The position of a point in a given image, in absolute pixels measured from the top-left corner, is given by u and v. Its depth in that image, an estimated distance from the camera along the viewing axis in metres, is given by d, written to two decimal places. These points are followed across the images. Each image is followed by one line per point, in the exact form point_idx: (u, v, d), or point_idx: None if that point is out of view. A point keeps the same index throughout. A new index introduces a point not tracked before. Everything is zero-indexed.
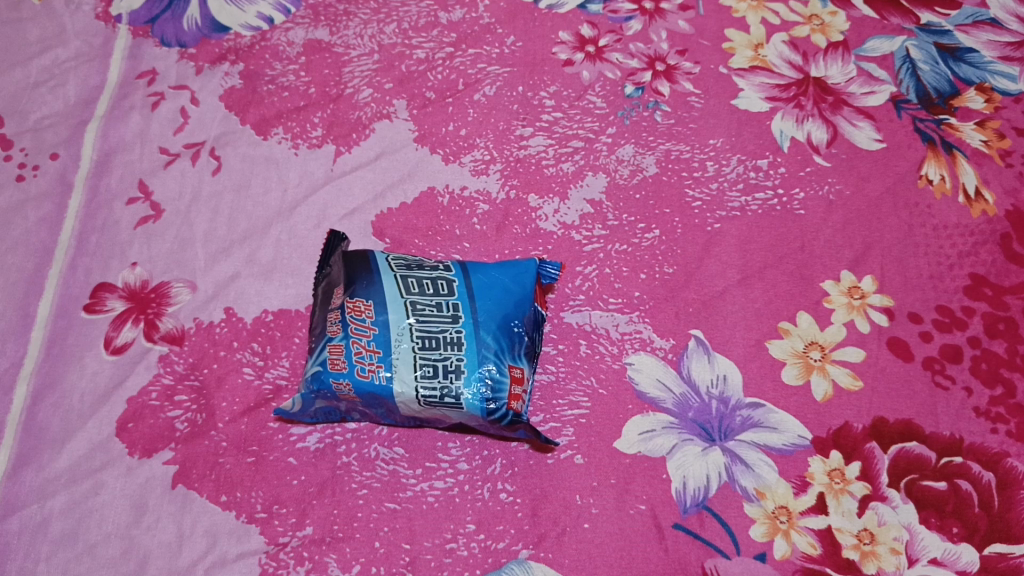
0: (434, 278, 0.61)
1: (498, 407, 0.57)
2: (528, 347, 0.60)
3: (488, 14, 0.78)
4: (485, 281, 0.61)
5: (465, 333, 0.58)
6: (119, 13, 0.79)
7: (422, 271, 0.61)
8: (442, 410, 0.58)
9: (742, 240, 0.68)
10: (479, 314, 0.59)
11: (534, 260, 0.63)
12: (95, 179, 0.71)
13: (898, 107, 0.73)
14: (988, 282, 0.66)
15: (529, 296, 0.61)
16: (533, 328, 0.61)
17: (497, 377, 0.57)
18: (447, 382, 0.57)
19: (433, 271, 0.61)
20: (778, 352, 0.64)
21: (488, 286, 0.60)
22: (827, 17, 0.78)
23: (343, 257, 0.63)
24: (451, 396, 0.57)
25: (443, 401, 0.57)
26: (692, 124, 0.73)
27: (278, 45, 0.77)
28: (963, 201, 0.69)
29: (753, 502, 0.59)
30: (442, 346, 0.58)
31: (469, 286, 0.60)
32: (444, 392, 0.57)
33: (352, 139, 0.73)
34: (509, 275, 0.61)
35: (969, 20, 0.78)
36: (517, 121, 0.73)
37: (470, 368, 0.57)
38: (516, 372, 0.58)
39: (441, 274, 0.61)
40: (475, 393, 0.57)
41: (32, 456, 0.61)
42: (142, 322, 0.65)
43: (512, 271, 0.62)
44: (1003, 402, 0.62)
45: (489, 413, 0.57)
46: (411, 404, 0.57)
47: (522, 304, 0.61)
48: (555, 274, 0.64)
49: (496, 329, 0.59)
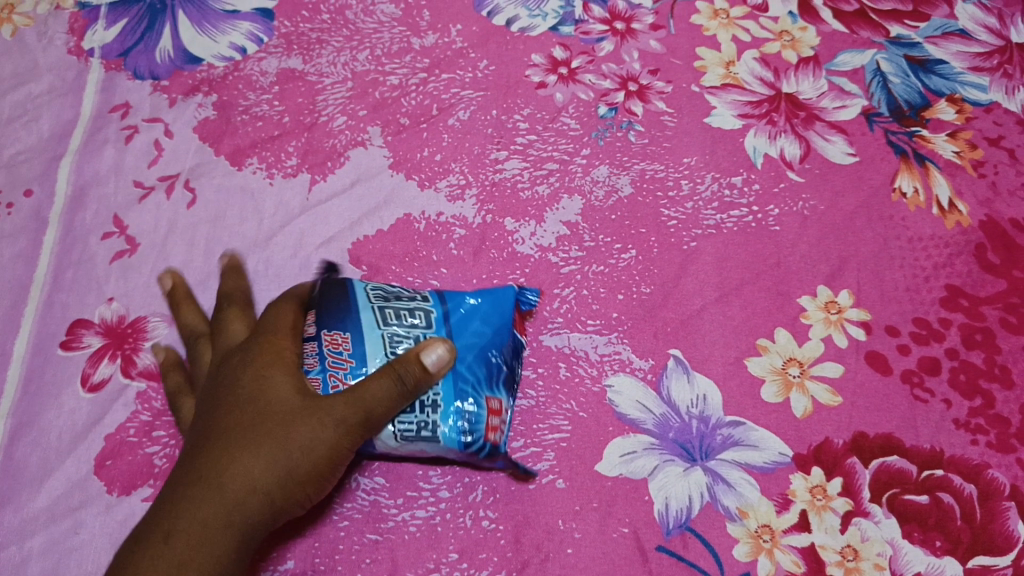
0: (413, 310, 0.61)
1: (476, 441, 0.57)
2: (506, 377, 0.60)
3: (460, 39, 0.78)
4: (463, 314, 0.61)
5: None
6: (91, 46, 0.79)
7: (398, 303, 0.61)
8: (419, 445, 0.57)
9: (718, 258, 0.68)
10: (457, 344, 0.59)
11: (513, 286, 0.63)
12: (69, 215, 0.71)
13: (870, 121, 0.74)
14: (964, 293, 0.66)
15: (507, 324, 0.62)
16: (511, 357, 0.61)
17: (474, 410, 0.57)
18: (422, 417, 0.56)
19: (410, 303, 0.61)
20: (757, 369, 0.64)
21: (466, 317, 0.61)
22: (797, 32, 0.78)
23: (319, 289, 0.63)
24: (429, 430, 0.56)
25: (419, 435, 0.57)
26: (666, 142, 0.73)
27: (251, 75, 0.77)
28: (937, 212, 0.70)
29: (735, 522, 0.59)
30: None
31: (447, 317, 0.61)
32: (421, 424, 0.56)
33: (327, 168, 0.73)
34: (486, 303, 0.62)
35: (938, 32, 0.78)
36: (492, 145, 0.73)
37: (447, 400, 0.57)
38: (492, 403, 0.58)
39: (420, 305, 0.61)
40: (453, 426, 0.57)
41: (10, 496, 0.61)
42: (119, 358, 0.65)
43: (490, 301, 0.62)
44: (982, 413, 0.62)
45: (466, 445, 0.57)
46: (387, 441, 0.57)
47: (500, 333, 0.61)
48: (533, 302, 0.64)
49: (471, 360, 0.59)
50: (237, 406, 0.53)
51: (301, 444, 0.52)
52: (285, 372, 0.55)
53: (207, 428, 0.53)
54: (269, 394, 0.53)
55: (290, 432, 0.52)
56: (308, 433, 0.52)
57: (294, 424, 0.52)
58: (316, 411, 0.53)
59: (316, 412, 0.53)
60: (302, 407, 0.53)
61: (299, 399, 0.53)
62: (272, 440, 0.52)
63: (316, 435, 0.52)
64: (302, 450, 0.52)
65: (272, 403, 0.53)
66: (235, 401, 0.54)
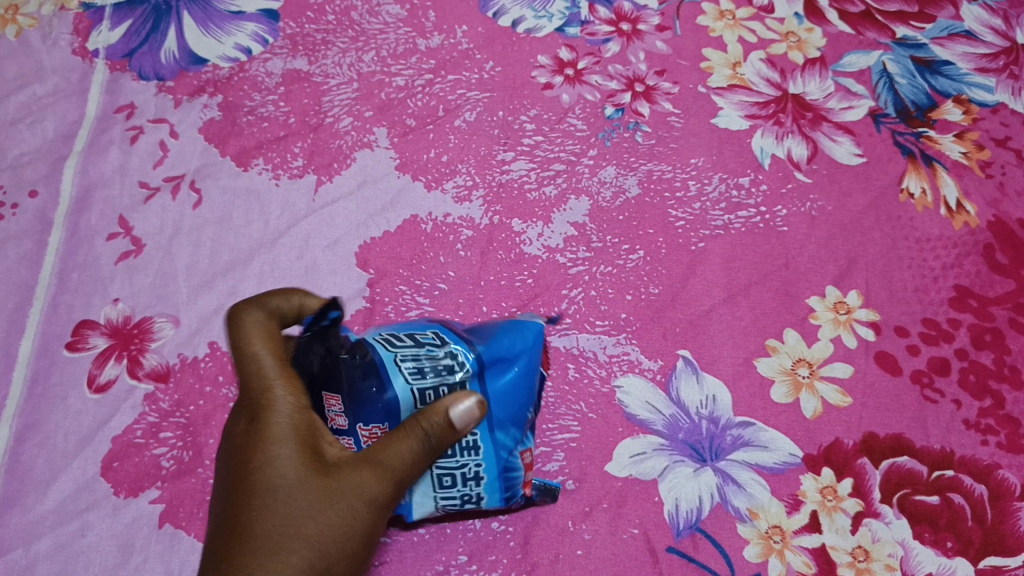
0: (441, 374, 0.50)
1: (518, 498, 0.55)
2: (536, 416, 0.56)
3: (466, 40, 0.78)
4: (495, 356, 0.52)
5: (480, 436, 0.51)
6: (96, 47, 0.78)
7: (423, 365, 0.50)
8: (458, 507, 0.55)
9: (726, 258, 0.68)
10: (498, 402, 0.52)
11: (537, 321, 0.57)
12: (75, 216, 0.71)
13: (877, 122, 0.74)
14: (972, 293, 0.66)
15: (537, 359, 0.54)
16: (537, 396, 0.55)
17: (513, 475, 0.54)
18: (466, 490, 0.53)
19: (437, 360, 0.51)
20: (766, 369, 0.64)
21: (499, 362, 0.52)
22: (803, 33, 0.78)
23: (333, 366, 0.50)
24: (473, 500, 0.54)
25: (464, 504, 0.54)
26: (673, 143, 0.73)
27: (257, 76, 0.77)
28: (945, 213, 0.70)
29: (746, 522, 0.59)
30: (459, 453, 0.51)
31: (482, 368, 0.51)
32: (464, 497, 0.53)
33: (333, 169, 0.72)
34: (516, 343, 0.54)
35: (944, 33, 0.78)
36: (498, 146, 0.73)
37: (491, 473, 0.53)
38: (529, 454, 0.55)
39: (450, 364, 0.51)
40: (496, 495, 0.54)
41: (17, 499, 0.60)
42: (125, 359, 0.65)
43: (520, 340, 0.54)
44: (992, 414, 0.62)
45: (508, 503, 0.55)
46: (427, 510, 0.53)
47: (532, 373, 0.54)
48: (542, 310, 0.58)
49: (512, 418, 0.52)
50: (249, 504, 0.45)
51: (330, 548, 0.44)
52: (293, 446, 0.46)
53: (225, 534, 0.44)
54: (280, 486, 0.45)
55: (317, 542, 0.44)
56: (335, 532, 0.45)
57: (318, 527, 0.44)
58: (339, 502, 0.45)
59: (336, 503, 0.45)
60: (320, 495, 0.45)
61: (316, 484, 0.45)
62: (301, 569, 0.43)
63: (345, 534, 0.45)
64: (332, 560, 0.44)
65: (285, 502, 0.44)
66: (243, 524, 0.44)
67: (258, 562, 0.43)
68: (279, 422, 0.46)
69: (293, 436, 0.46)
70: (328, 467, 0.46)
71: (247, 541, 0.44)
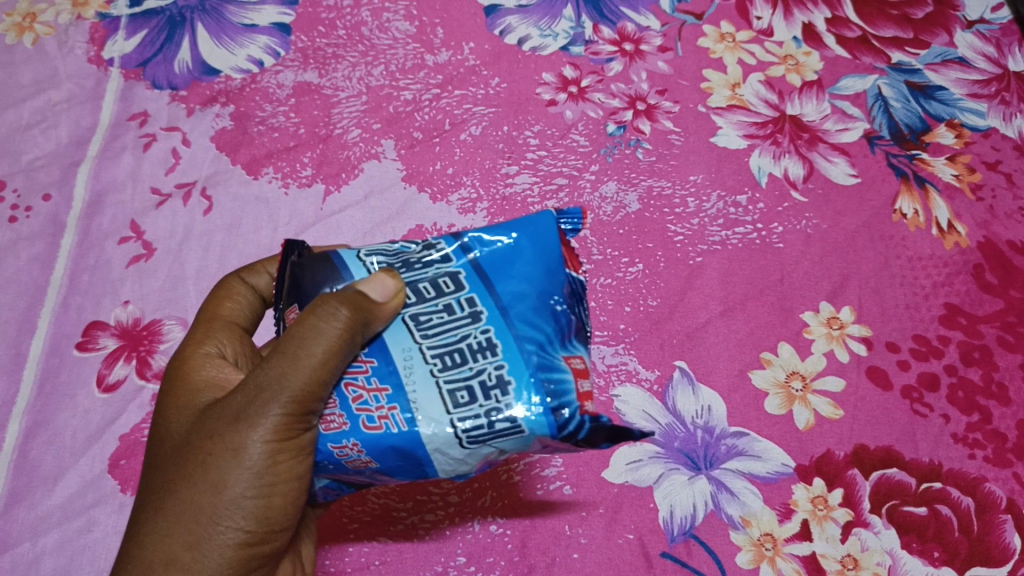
0: (433, 277, 0.47)
1: (571, 414, 0.42)
2: (577, 327, 0.46)
3: (473, 57, 0.80)
4: (495, 257, 0.47)
5: (494, 333, 0.44)
6: (111, 56, 0.80)
7: (409, 274, 0.47)
8: (494, 445, 0.42)
9: (724, 273, 0.69)
10: (504, 300, 0.45)
11: (551, 212, 0.48)
12: (87, 219, 0.73)
13: (872, 143, 0.76)
14: (962, 311, 0.68)
15: (559, 259, 0.47)
16: (575, 303, 0.47)
17: (555, 376, 0.43)
18: (489, 403, 0.42)
19: (428, 268, 0.47)
20: (761, 381, 0.65)
21: (500, 261, 0.47)
22: (801, 57, 0.80)
23: (291, 279, 0.48)
24: (503, 419, 0.41)
25: (493, 431, 0.42)
26: (673, 161, 0.75)
27: (267, 87, 0.78)
28: (936, 233, 0.71)
29: (739, 530, 0.60)
30: (470, 358, 0.43)
31: (479, 270, 0.46)
32: (490, 415, 0.42)
33: (342, 179, 0.74)
34: (524, 236, 0.47)
35: (938, 59, 0.80)
36: (502, 160, 0.75)
37: (518, 374, 0.42)
38: (574, 362, 0.45)
39: (442, 269, 0.47)
40: (533, 407, 0.41)
41: (24, 494, 0.62)
42: (134, 360, 0.67)
43: (530, 231, 0.47)
44: (979, 428, 0.64)
45: (559, 428, 0.41)
46: (450, 449, 0.42)
47: (554, 272, 0.46)
48: (578, 220, 0.50)
49: (530, 315, 0.44)
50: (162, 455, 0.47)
51: (212, 505, 0.44)
52: (195, 408, 0.48)
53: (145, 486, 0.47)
54: (178, 442, 0.47)
55: (196, 497, 0.44)
56: (211, 489, 0.44)
57: (194, 482, 0.44)
58: (213, 451, 0.44)
59: (215, 453, 0.44)
60: (200, 447, 0.45)
61: (200, 436, 0.45)
62: (186, 531, 0.44)
63: (219, 487, 0.44)
64: (217, 519, 0.44)
65: (178, 458, 0.46)
66: (153, 483, 0.47)
67: (154, 523, 0.45)
68: (192, 381, 0.50)
69: (202, 397, 0.48)
70: (218, 412, 0.45)
71: (150, 500, 0.46)
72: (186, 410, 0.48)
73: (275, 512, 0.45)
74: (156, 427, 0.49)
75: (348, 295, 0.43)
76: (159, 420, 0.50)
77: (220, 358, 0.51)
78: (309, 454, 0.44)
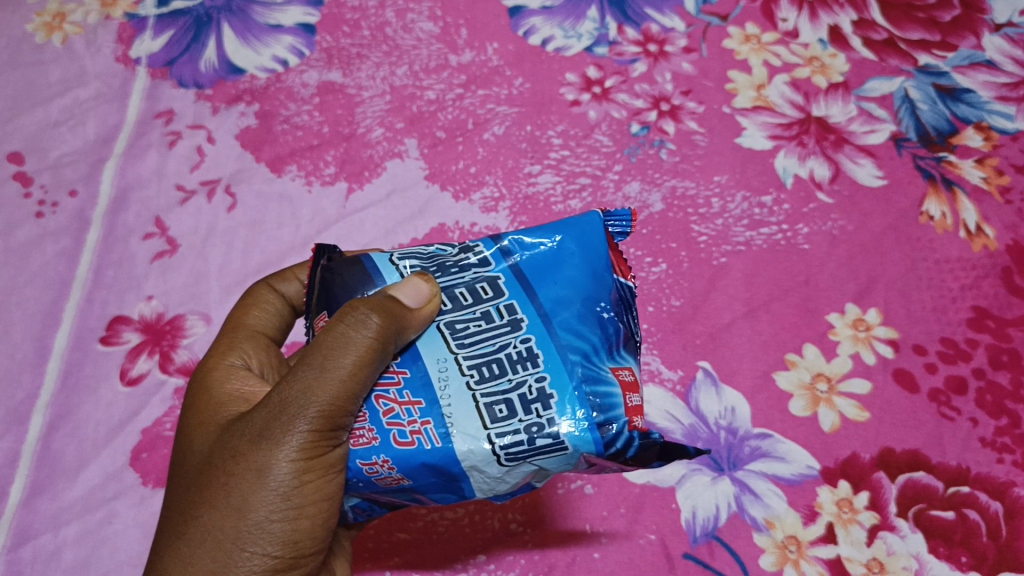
0: (470, 283, 0.46)
1: (617, 431, 0.42)
2: (625, 335, 0.46)
3: (497, 57, 0.80)
4: (538, 263, 0.46)
5: (535, 343, 0.43)
6: (138, 55, 0.80)
7: (445, 278, 0.46)
8: (534, 462, 0.42)
9: (748, 274, 0.69)
10: (546, 308, 0.44)
11: (598, 213, 0.48)
12: (112, 215, 0.73)
13: (898, 145, 0.75)
14: (990, 315, 0.67)
15: (606, 263, 0.46)
16: (622, 309, 0.46)
17: (601, 390, 0.42)
18: (530, 419, 0.41)
19: (465, 272, 0.47)
20: (785, 383, 0.65)
21: (543, 266, 0.46)
22: (828, 58, 0.79)
23: (321, 284, 0.47)
24: (545, 435, 0.41)
25: (533, 448, 0.41)
26: (698, 161, 0.74)
27: (292, 86, 0.79)
28: (964, 235, 0.71)
29: (762, 532, 0.60)
30: (509, 368, 0.42)
31: (520, 276, 0.46)
32: (531, 433, 0.41)
33: (365, 177, 0.74)
34: (570, 239, 0.47)
35: (966, 62, 0.79)
36: (525, 159, 0.75)
37: (562, 387, 0.42)
38: (623, 374, 0.44)
39: (479, 274, 0.46)
40: (578, 423, 0.41)
41: (46, 485, 0.62)
42: (156, 354, 0.67)
43: (576, 234, 0.47)
44: (1008, 433, 0.63)
45: (605, 446, 0.41)
46: (489, 467, 0.41)
47: (600, 278, 0.46)
48: (627, 223, 0.49)
49: (575, 323, 0.44)
50: (184, 477, 0.46)
51: (237, 529, 0.43)
52: (217, 423, 0.47)
53: (168, 510, 0.46)
54: (199, 462, 0.46)
55: (219, 521, 0.43)
56: (235, 513, 0.43)
57: (217, 505, 0.43)
58: (236, 471, 0.43)
59: (238, 474, 0.43)
60: (221, 468, 0.44)
61: (221, 455, 0.44)
62: (210, 558, 0.43)
63: (244, 510, 0.43)
64: (242, 546, 0.43)
65: (199, 479, 0.45)
66: (174, 506, 0.46)
67: (176, 550, 0.44)
68: (215, 395, 0.49)
69: (225, 412, 0.48)
70: (239, 429, 0.44)
71: (172, 525, 0.45)
72: (207, 426, 0.47)
73: (304, 533, 0.44)
74: (178, 447, 0.49)
75: (378, 301, 0.43)
76: (180, 437, 0.49)
77: (243, 371, 0.51)
78: (339, 472, 0.43)
